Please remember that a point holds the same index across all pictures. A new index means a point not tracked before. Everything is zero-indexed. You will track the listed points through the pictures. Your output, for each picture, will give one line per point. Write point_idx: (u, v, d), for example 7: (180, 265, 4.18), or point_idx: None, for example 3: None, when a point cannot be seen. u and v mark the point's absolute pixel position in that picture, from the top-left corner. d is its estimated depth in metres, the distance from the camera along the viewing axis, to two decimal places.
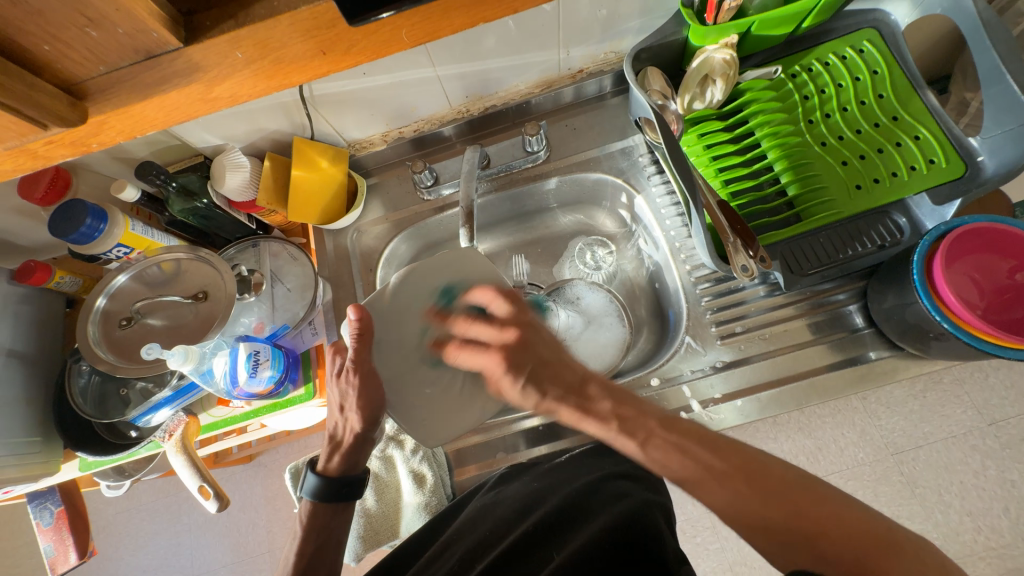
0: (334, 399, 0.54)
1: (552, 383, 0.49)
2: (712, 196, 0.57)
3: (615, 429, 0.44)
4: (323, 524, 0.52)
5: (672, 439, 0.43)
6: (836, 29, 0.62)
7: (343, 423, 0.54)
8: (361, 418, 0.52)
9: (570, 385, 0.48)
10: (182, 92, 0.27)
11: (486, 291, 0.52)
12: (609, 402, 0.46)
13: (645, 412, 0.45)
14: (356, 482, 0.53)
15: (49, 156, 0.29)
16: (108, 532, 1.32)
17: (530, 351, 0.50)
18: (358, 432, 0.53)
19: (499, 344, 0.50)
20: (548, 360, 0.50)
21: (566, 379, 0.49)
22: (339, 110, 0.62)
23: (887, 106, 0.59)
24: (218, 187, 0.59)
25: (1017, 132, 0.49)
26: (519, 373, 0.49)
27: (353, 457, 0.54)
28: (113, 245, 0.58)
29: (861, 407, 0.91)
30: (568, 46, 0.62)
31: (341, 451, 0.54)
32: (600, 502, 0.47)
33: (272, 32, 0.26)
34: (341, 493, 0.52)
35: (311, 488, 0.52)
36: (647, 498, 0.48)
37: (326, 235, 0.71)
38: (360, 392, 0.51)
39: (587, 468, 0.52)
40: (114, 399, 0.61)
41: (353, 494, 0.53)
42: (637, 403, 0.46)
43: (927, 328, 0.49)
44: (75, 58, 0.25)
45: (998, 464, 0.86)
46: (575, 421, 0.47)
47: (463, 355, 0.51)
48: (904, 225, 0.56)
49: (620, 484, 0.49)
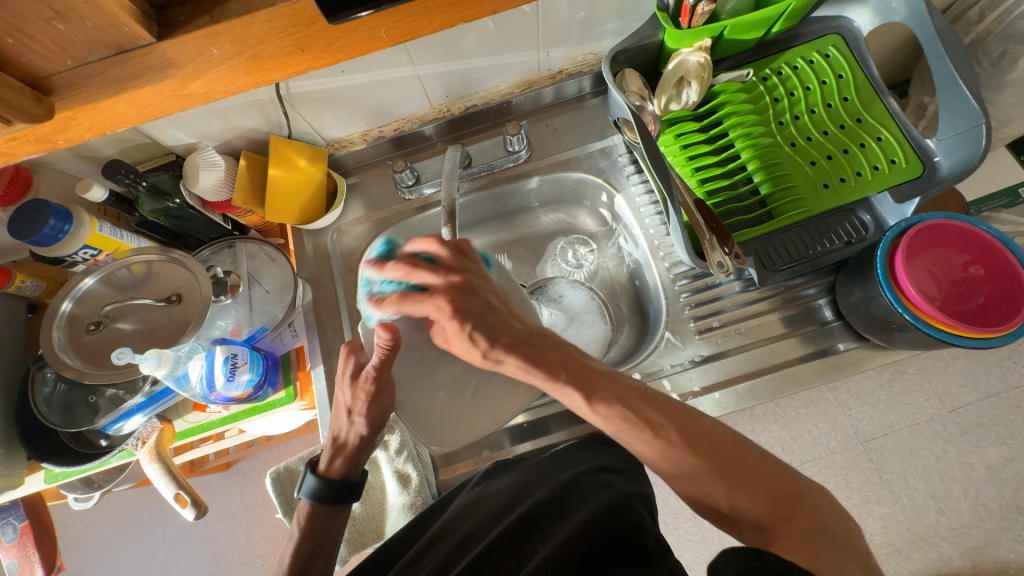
0: (340, 403, 0.50)
1: (498, 332, 0.47)
2: (689, 195, 0.59)
3: (561, 382, 0.43)
4: (323, 526, 0.50)
5: (611, 394, 0.43)
6: (804, 35, 0.65)
7: (349, 427, 0.51)
8: (369, 423, 0.50)
9: (518, 335, 0.47)
10: (156, 88, 0.26)
11: (427, 241, 0.50)
12: (554, 355, 0.45)
13: (594, 369, 0.44)
14: (355, 486, 0.51)
15: (11, 153, 0.27)
16: (76, 547, 1.27)
17: (473, 294, 0.48)
18: (365, 437, 0.50)
19: (445, 288, 0.47)
20: (487, 308, 0.48)
21: (514, 330, 0.47)
22: (317, 108, 0.61)
23: (851, 108, 0.62)
24: (191, 186, 0.58)
25: (969, 134, 0.52)
26: (465, 318, 0.46)
27: (355, 461, 0.52)
28: (79, 246, 0.56)
29: (832, 398, 0.95)
30: (548, 47, 0.63)
31: (345, 454, 0.51)
32: (583, 495, 0.48)
33: (249, 28, 0.25)
34: (340, 497, 0.50)
35: (309, 491, 0.50)
36: (631, 488, 0.49)
37: (305, 235, 0.70)
38: (374, 399, 0.48)
39: (572, 461, 0.53)
40: (82, 407, 0.59)
41: (351, 498, 0.51)
42: (587, 360, 0.46)
43: (891, 320, 0.52)
44: (41, 52, 0.24)
45: (958, 448, 0.91)
46: (521, 372, 0.46)
47: (406, 305, 0.47)
48: (868, 222, 0.59)
49: (604, 476, 0.50)
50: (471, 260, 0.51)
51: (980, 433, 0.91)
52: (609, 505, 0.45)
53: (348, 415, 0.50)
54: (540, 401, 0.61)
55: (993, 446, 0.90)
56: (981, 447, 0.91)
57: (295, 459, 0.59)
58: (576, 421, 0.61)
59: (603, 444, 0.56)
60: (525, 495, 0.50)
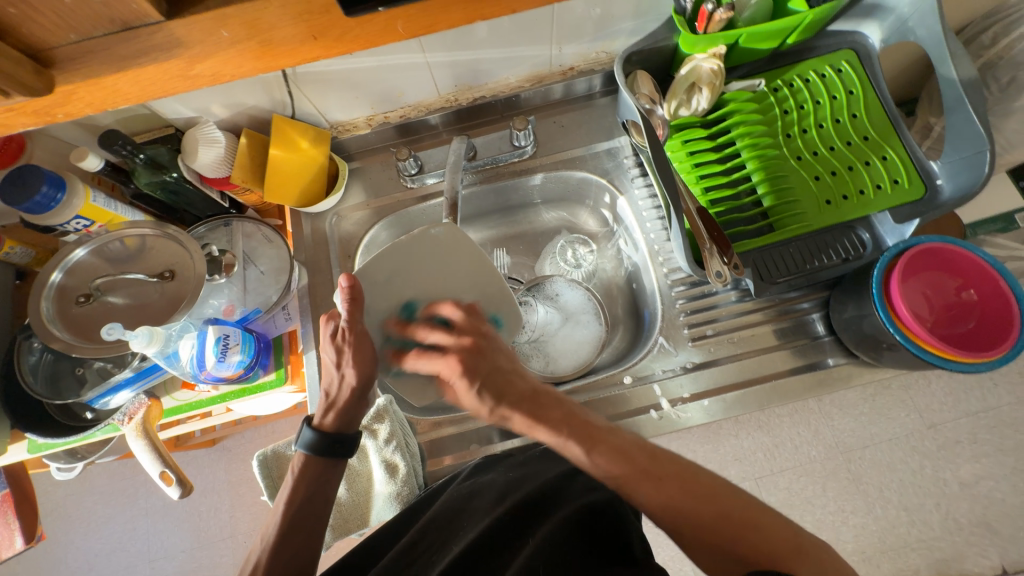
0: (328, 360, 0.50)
1: (503, 389, 0.46)
2: (692, 202, 0.59)
3: (564, 437, 0.43)
4: (315, 477, 0.50)
5: (606, 436, 0.43)
6: (818, 48, 0.65)
7: (340, 380, 0.50)
8: (358, 375, 0.49)
9: (522, 393, 0.46)
10: (159, 66, 0.26)
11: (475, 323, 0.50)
12: (552, 411, 0.44)
13: (593, 424, 0.44)
14: (350, 437, 0.51)
15: (11, 122, 0.28)
16: (56, 515, 1.26)
17: (483, 355, 0.47)
18: (356, 390, 0.49)
19: (457, 349, 0.47)
20: (503, 366, 0.47)
21: (518, 387, 0.46)
22: (322, 90, 0.60)
23: (860, 125, 0.62)
24: (190, 161, 0.57)
25: (972, 160, 0.53)
26: (473, 378, 0.46)
27: (348, 414, 0.51)
28: (72, 216, 0.55)
29: (816, 408, 0.96)
30: (561, 43, 0.62)
31: (337, 408, 0.50)
32: (570, 494, 0.48)
33: (265, 14, 0.25)
34: (336, 450, 0.50)
35: (305, 442, 0.50)
36: (617, 491, 0.50)
37: (303, 217, 0.69)
38: (355, 351, 0.48)
39: (560, 461, 0.54)
40: (68, 378, 0.58)
41: (346, 451, 0.51)
42: (582, 412, 0.45)
43: (881, 339, 0.52)
44: (46, 25, 0.24)
45: (934, 464, 0.93)
46: (527, 429, 0.45)
47: (422, 363, 0.48)
48: (868, 239, 0.59)
49: (590, 478, 0.51)
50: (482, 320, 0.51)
51: (956, 450, 0.93)
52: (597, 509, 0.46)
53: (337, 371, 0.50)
54: None
55: (968, 464, 0.93)
56: (957, 464, 0.93)
57: (284, 442, 0.59)
58: None
59: None
60: (515, 489, 0.50)
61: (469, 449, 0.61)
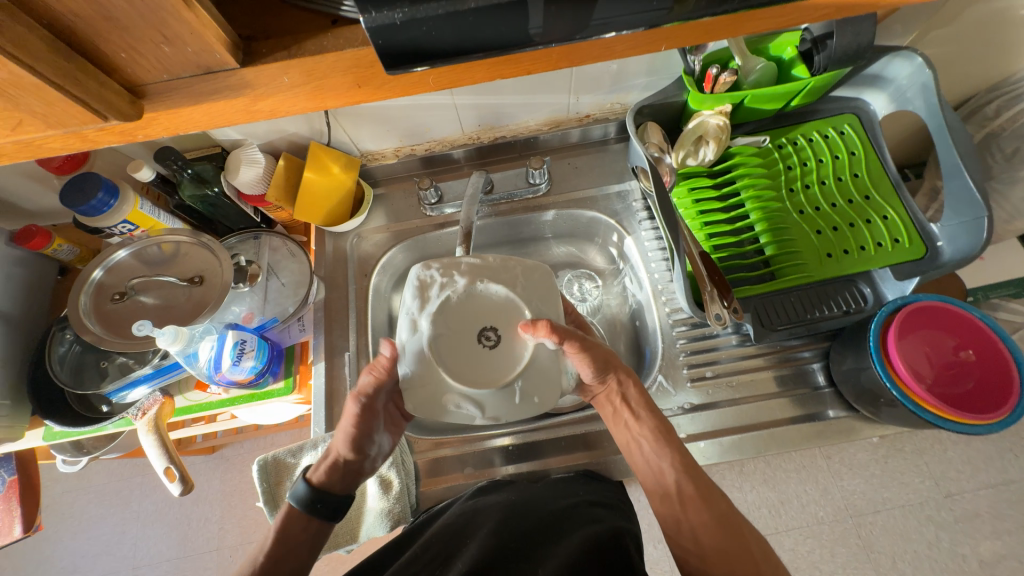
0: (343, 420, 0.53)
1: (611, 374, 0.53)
2: (695, 246, 0.61)
3: (646, 430, 0.52)
4: (295, 534, 0.50)
5: (679, 443, 0.52)
6: (821, 110, 0.68)
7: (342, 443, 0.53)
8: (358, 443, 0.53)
9: (622, 382, 0.54)
10: (229, 103, 0.28)
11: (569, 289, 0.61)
12: (642, 408, 0.53)
13: (672, 433, 0.52)
14: (330, 495, 0.51)
15: (94, 142, 0.28)
16: (50, 511, 1.27)
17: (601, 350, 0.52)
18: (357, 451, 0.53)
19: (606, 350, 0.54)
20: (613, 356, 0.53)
21: (622, 376, 0.54)
22: (358, 122, 0.66)
23: (861, 184, 0.65)
24: (231, 178, 0.62)
25: (971, 225, 0.55)
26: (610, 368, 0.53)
27: (337, 466, 0.53)
28: (120, 220, 0.60)
29: (825, 466, 0.94)
30: (578, 93, 0.68)
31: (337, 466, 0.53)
32: (574, 526, 0.49)
33: (317, 66, 0.27)
34: (323, 508, 0.51)
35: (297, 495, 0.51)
36: (619, 525, 0.50)
37: (327, 235, 0.74)
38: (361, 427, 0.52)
39: (563, 493, 0.55)
40: (91, 370, 0.61)
41: (325, 513, 0.51)
42: (665, 421, 0.53)
43: (879, 394, 0.53)
44: (143, 65, 0.25)
45: (949, 536, 0.89)
46: (618, 409, 0.54)
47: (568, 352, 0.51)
48: (868, 294, 0.61)
49: (595, 511, 0.52)
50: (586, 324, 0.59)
51: (974, 523, 0.89)
52: (600, 536, 0.48)
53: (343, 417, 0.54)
54: (529, 426, 0.63)
55: (987, 539, 0.88)
56: (974, 539, 0.89)
57: (283, 450, 0.60)
58: (560, 452, 0.62)
59: (594, 480, 0.58)
60: (518, 513, 0.51)
61: (463, 471, 0.62)
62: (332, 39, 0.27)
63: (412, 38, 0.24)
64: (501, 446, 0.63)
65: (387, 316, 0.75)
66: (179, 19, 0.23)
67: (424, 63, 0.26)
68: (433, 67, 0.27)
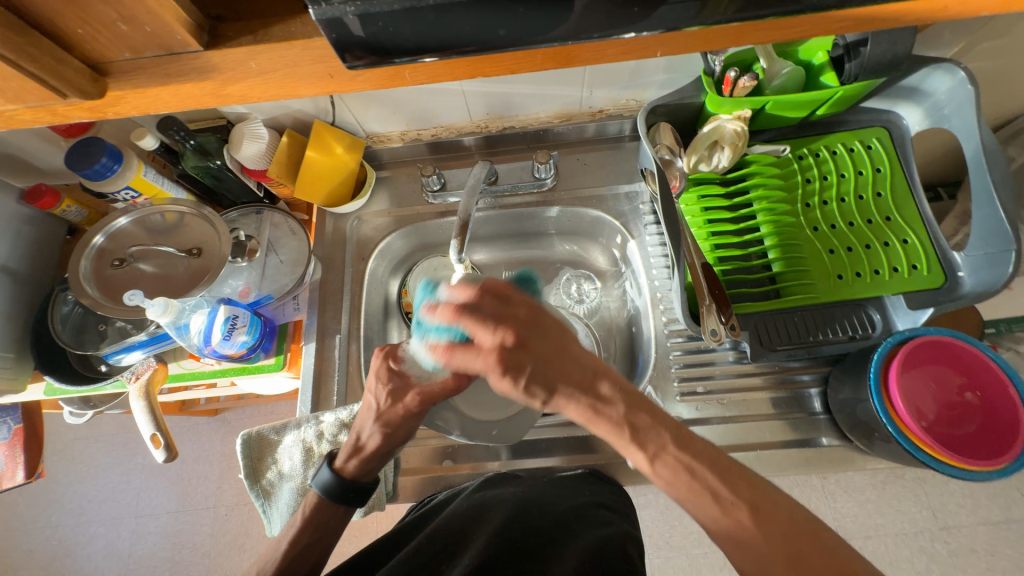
0: (369, 403, 0.51)
1: (555, 381, 0.41)
2: (698, 257, 0.59)
3: (625, 439, 0.39)
4: (322, 523, 0.51)
5: (668, 432, 0.39)
6: (849, 122, 0.64)
7: (368, 430, 0.51)
8: (385, 436, 0.50)
9: (579, 383, 0.41)
10: (196, 85, 0.27)
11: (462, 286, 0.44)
12: (612, 408, 0.39)
13: (658, 421, 0.39)
14: (364, 488, 0.52)
15: (65, 116, 0.28)
16: (62, 456, 1.33)
17: (526, 349, 0.41)
18: (391, 443, 0.51)
19: (493, 344, 0.41)
20: (552, 354, 0.41)
21: (574, 375, 0.41)
22: (364, 103, 0.65)
23: (883, 205, 0.61)
24: (234, 152, 0.61)
25: (997, 257, 0.51)
26: (520, 373, 0.41)
27: (369, 465, 0.52)
28: (122, 186, 0.60)
29: (819, 486, 0.91)
30: (591, 87, 0.65)
31: (362, 457, 0.52)
32: (583, 526, 0.49)
33: (287, 54, 0.26)
34: (348, 497, 0.51)
35: (323, 483, 0.52)
36: (625, 529, 0.50)
37: (328, 215, 0.74)
38: (403, 423, 0.50)
39: (571, 491, 0.54)
40: (91, 331, 0.63)
41: (356, 501, 0.52)
42: (649, 408, 0.40)
43: (874, 428, 0.51)
44: (104, 42, 0.25)
45: (941, 569, 0.87)
46: (583, 422, 0.41)
47: (456, 356, 0.43)
48: (877, 320, 0.58)
49: (601, 513, 0.52)
50: (516, 302, 0.43)
51: (969, 559, 0.87)
52: (608, 539, 0.47)
53: (375, 420, 0.50)
54: None
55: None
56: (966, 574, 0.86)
57: (267, 427, 0.61)
58: (541, 451, 0.62)
59: (598, 479, 0.58)
60: (526, 511, 0.51)
61: (443, 463, 0.62)
62: (302, 26, 0.26)
63: (368, 34, 0.23)
64: (484, 442, 0.63)
65: (382, 301, 0.75)
66: None
67: (387, 59, 0.25)
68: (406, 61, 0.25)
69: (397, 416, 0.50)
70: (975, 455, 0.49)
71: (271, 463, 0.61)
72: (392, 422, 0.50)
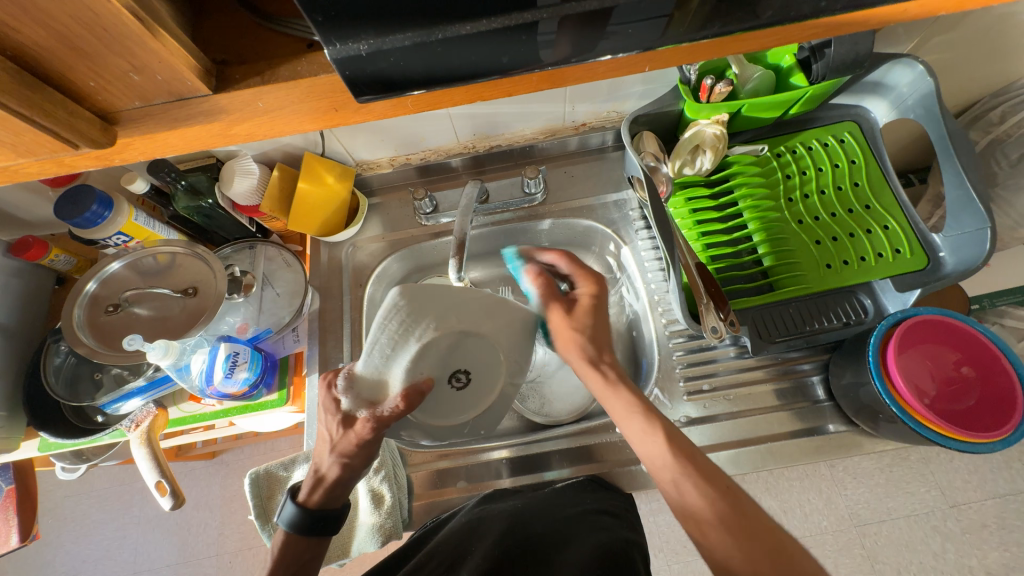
0: (324, 435, 0.51)
1: (601, 346, 0.50)
2: (691, 257, 0.61)
3: (635, 412, 0.47)
4: (297, 556, 0.50)
5: (667, 420, 0.47)
6: (821, 118, 0.67)
7: (327, 461, 0.51)
8: (344, 464, 0.50)
9: (605, 352, 0.51)
10: (205, 127, 0.27)
11: (549, 252, 0.56)
12: (620, 382, 0.49)
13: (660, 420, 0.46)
14: (333, 516, 0.51)
15: (71, 166, 0.28)
16: (53, 515, 1.28)
17: (597, 312, 0.52)
18: (353, 471, 0.50)
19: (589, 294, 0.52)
20: (600, 322, 0.52)
21: (608, 346, 0.51)
22: (352, 133, 0.66)
23: (861, 194, 0.64)
24: (226, 189, 0.61)
25: (975, 236, 0.53)
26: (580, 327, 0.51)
27: (335, 493, 0.51)
28: (114, 232, 0.60)
29: (828, 474, 0.92)
30: (574, 102, 0.67)
31: (324, 487, 0.51)
32: (583, 533, 0.48)
33: (291, 93, 0.27)
34: (317, 528, 0.50)
35: (287, 519, 0.50)
36: (628, 537, 0.49)
37: (322, 245, 0.74)
38: (356, 454, 0.49)
39: (571, 501, 0.54)
40: (86, 382, 0.61)
41: (330, 530, 0.51)
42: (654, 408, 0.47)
43: (878, 410, 0.52)
44: (114, 93, 0.25)
45: (957, 548, 0.87)
46: (601, 394, 0.49)
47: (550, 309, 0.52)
48: (869, 305, 0.60)
49: (602, 520, 0.51)
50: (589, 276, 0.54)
51: (982, 534, 0.87)
52: (613, 544, 0.46)
53: (331, 451, 0.50)
54: (527, 439, 0.63)
55: (995, 551, 0.87)
56: (982, 550, 0.87)
57: (274, 462, 0.60)
58: (553, 465, 0.61)
59: (602, 488, 0.57)
60: (523, 523, 0.50)
61: (457, 485, 0.61)
62: (306, 65, 0.27)
63: (379, 69, 0.24)
64: (494, 459, 0.62)
65: None
66: (145, 48, 0.23)
67: (392, 92, 0.26)
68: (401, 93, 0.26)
69: (351, 444, 0.49)
70: (977, 427, 0.51)
71: (281, 501, 0.59)
72: (347, 452, 0.49)
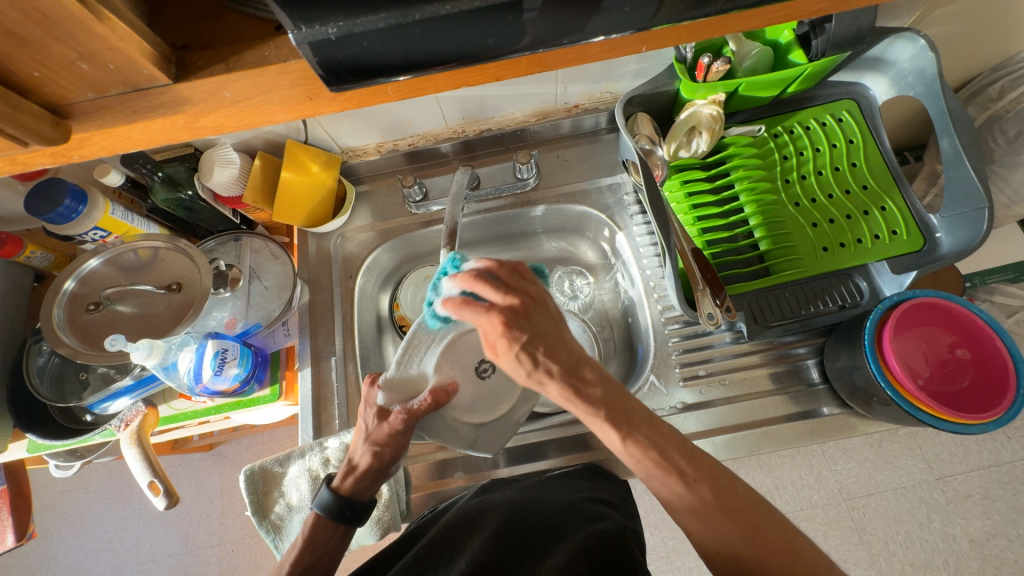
0: (360, 426, 0.51)
1: (546, 349, 0.39)
2: (687, 242, 0.60)
3: (601, 420, 0.38)
4: (322, 542, 0.49)
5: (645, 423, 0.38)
6: (819, 96, 0.66)
7: (362, 451, 0.50)
8: (381, 452, 0.49)
9: (566, 363, 0.39)
10: (168, 120, 0.26)
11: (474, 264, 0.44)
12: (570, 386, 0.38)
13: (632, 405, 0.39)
14: (362, 507, 0.50)
15: (25, 164, 0.26)
16: (52, 510, 1.28)
17: (530, 317, 0.40)
18: (386, 460, 0.50)
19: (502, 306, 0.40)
20: (551, 331, 0.40)
21: (562, 355, 0.39)
22: (335, 119, 0.63)
23: (859, 174, 0.63)
24: (205, 180, 0.59)
25: (971, 216, 0.52)
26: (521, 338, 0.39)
27: (365, 483, 0.50)
28: (90, 227, 0.57)
29: (820, 451, 0.94)
30: (566, 82, 0.64)
31: (356, 474, 0.50)
32: (579, 522, 0.49)
33: (260, 80, 0.25)
34: (347, 515, 0.49)
35: (320, 503, 0.50)
36: (623, 523, 0.50)
37: (309, 235, 0.72)
38: (392, 442, 0.49)
39: (568, 490, 0.54)
40: (72, 381, 0.60)
41: (356, 520, 0.50)
42: (627, 393, 0.39)
43: (873, 393, 0.52)
44: (64, 84, 0.23)
45: (942, 518, 0.89)
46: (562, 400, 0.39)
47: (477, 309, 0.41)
48: (864, 288, 0.60)
49: (599, 508, 0.51)
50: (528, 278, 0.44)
51: (966, 504, 0.90)
52: (609, 534, 0.47)
53: (365, 440, 0.49)
54: (524, 428, 0.63)
55: (978, 520, 0.89)
56: (965, 519, 0.89)
57: (270, 458, 0.59)
58: (550, 453, 0.61)
59: (600, 476, 0.58)
60: (521, 513, 0.50)
61: (454, 476, 0.61)
62: (275, 50, 0.25)
63: (352, 53, 0.22)
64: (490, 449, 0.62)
65: (375, 317, 0.74)
66: (94, 36, 0.21)
67: (371, 78, 0.24)
68: (377, 79, 0.25)
69: (385, 434, 0.49)
70: (969, 409, 0.51)
71: (278, 497, 0.59)
72: (380, 442, 0.49)
